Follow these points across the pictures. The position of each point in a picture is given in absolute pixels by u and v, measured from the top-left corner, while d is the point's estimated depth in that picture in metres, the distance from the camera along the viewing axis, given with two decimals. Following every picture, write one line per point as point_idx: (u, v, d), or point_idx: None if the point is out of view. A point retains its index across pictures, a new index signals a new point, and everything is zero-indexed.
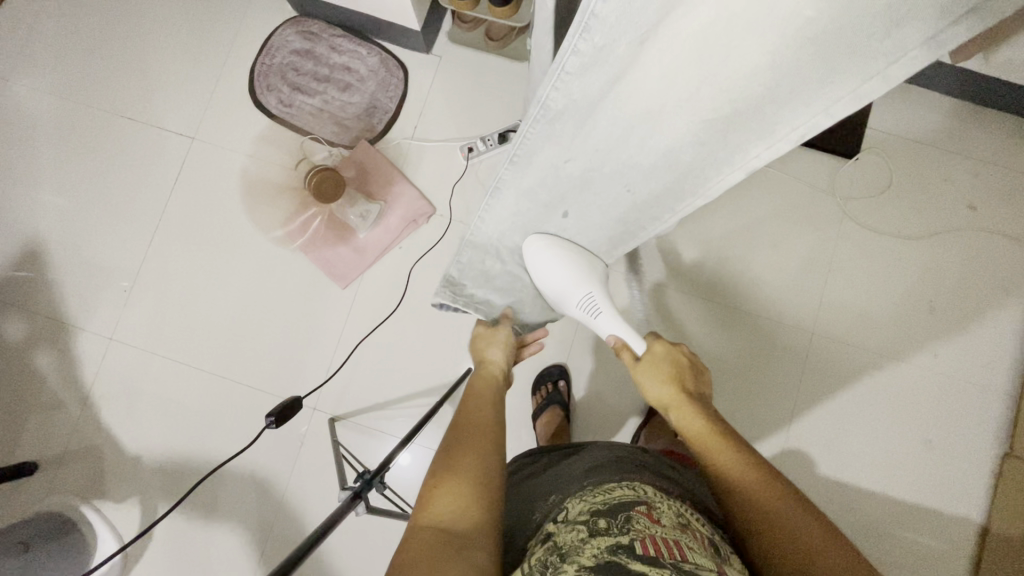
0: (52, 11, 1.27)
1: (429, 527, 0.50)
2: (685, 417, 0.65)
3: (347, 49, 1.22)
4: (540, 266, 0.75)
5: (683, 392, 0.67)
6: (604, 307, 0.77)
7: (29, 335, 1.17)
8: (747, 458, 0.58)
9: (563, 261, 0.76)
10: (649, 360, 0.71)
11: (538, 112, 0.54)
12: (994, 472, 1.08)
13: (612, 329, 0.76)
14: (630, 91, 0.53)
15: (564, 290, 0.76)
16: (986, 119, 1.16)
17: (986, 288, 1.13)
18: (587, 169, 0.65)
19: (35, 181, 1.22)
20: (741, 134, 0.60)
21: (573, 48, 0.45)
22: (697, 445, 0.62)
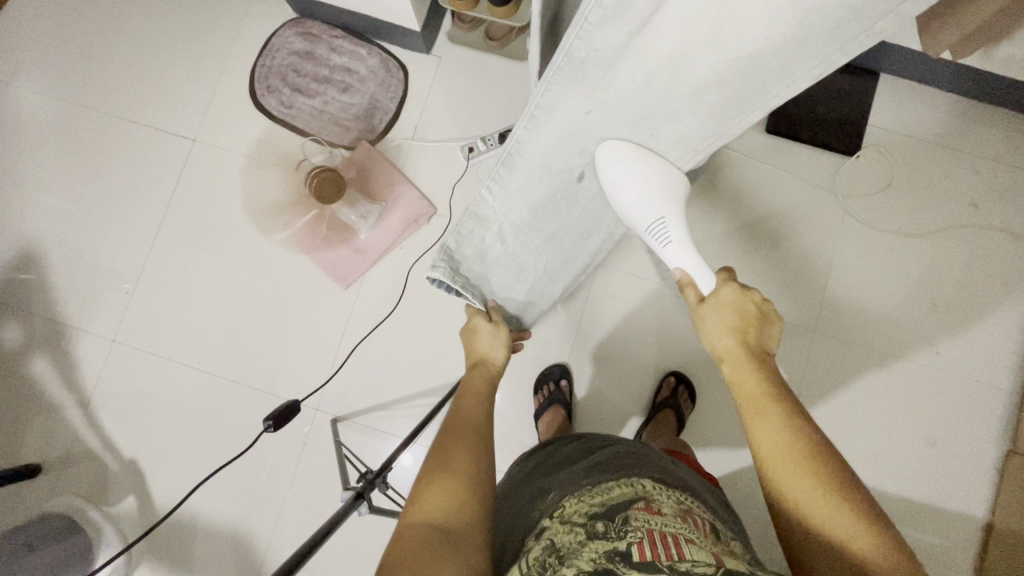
0: (52, 15, 1.27)
1: (422, 524, 0.50)
2: (745, 373, 0.58)
3: (347, 49, 1.22)
4: (613, 177, 0.67)
5: (749, 344, 0.60)
6: (676, 237, 0.68)
7: (30, 339, 1.17)
8: (805, 434, 0.52)
9: (643, 176, 0.67)
10: (716, 304, 0.62)
11: (561, 62, 0.55)
12: (998, 468, 1.08)
13: (681, 262, 0.68)
14: (650, 45, 0.54)
15: (631, 209, 0.69)
16: (987, 115, 1.16)
17: (988, 283, 1.12)
18: (609, 123, 0.64)
19: (35, 185, 1.22)
20: (758, 91, 0.61)
21: (597, 0, 0.48)
22: (756, 415, 0.54)
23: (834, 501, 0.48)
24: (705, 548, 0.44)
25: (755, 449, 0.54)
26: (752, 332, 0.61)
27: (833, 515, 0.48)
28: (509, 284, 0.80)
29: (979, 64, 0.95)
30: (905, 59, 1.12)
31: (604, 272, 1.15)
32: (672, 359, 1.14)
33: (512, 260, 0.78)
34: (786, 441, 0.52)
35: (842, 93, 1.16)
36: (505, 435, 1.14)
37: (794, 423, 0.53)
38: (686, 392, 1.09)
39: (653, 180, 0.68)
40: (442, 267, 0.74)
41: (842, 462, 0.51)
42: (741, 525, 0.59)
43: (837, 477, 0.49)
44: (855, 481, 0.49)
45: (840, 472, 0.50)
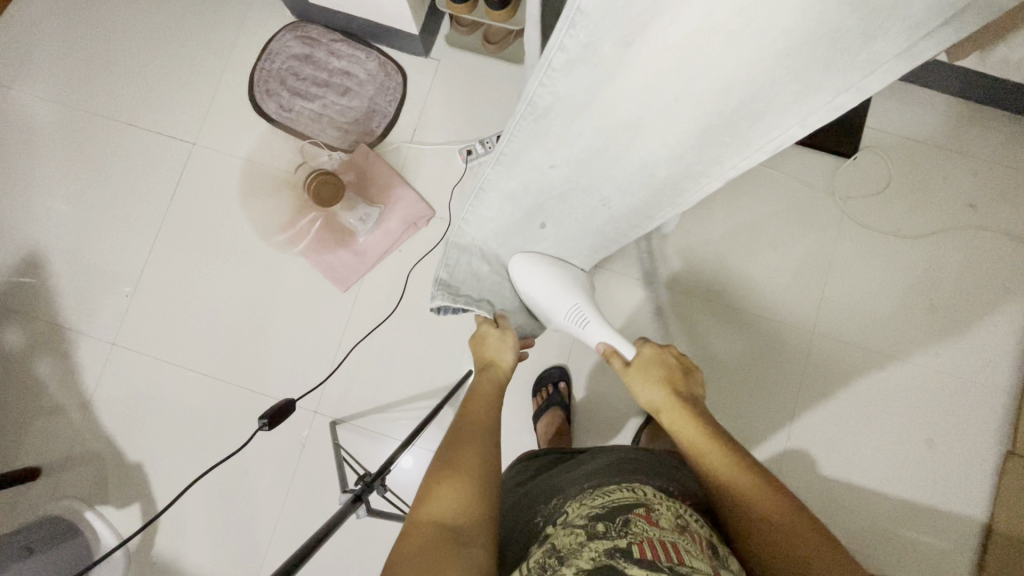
0: (53, 19, 1.28)
1: (429, 523, 0.50)
2: (677, 419, 0.63)
3: (346, 53, 1.23)
4: (525, 285, 0.77)
5: (678, 393, 0.66)
6: (592, 318, 0.78)
7: (29, 342, 1.17)
8: (744, 462, 0.57)
9: (548, 277, 0.77)
10: (638, 366, 0.71)
11: (525, 110, 0.52)
12: (997, 470, 1.08)
13: (602, 336, 0.77)
14: (613, 99, 0.52)
15: (550, 307, 0.78)
16: (984, 117, 1.16)
17: (986, 286, 1.13)
18: (569, 174, 0.63)
19: (35, 187, 1.23)
20: (727, 140, 0.60)
21: (561, 44, 0.44)
22: (701, 449, 0.59)
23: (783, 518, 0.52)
24: (702, 558, 0.45)
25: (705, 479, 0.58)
26: (680, 381, 0.68)
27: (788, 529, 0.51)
28: (503, 300, 0.81)
29: (975, 66, 0.95)
30: None
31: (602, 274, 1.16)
32: None
33: (498, 276, 0.78)
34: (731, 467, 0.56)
35: None
36: (504, 437, 1.14)
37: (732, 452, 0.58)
38: None
39: (556, 277, 0.78)
40: (440, 294, 0.75)
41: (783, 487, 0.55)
42: None
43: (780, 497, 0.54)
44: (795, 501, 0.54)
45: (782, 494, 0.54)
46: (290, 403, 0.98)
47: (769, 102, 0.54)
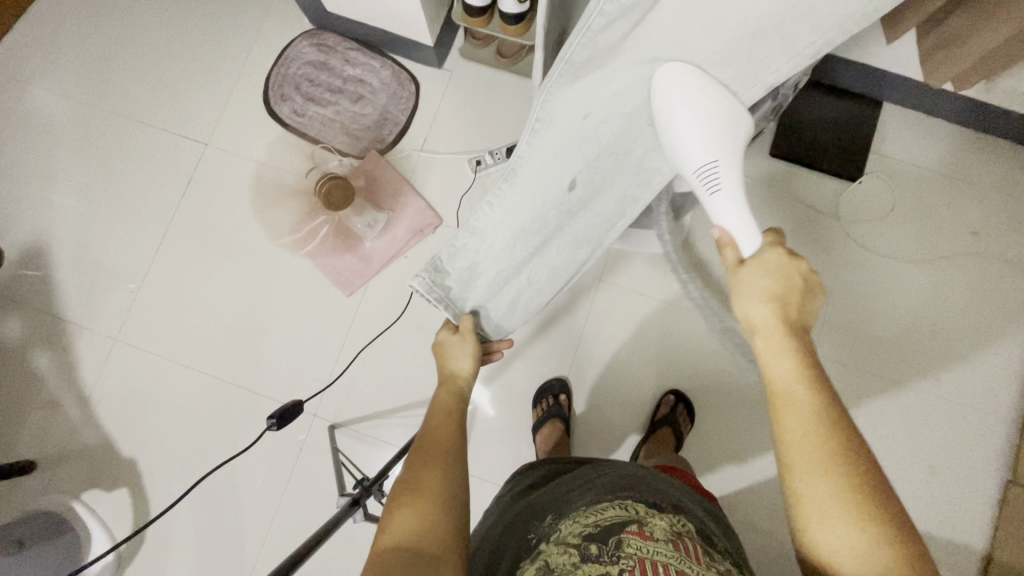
0: (75, 19, 1.31)
1: (394, 547, 0.49)
2: (774, 354, 0.53)
3: (361, 61, 1.25)
4: (669, 108, 0.60)
5: (789, 320, 0.54)
6: (726, 184, 0.65)
7: (32, 334, 1.18)
8: (838, 436, 0.48)
9: (706, 111, 0.62)
10: (756, 269, 0.57)
11: (562, 69, 0.53)
12: (998, 500, 1.07)
13: (727, 216, 0.64)
14: (648, 34, 0.53)
15: (689, 149, 0.65)
16: (988, 146, 1.17)
17: (989, 314, 1.13)
18: (604, 125, 0.62)
19: (47, 181, 1.24)
20: (760, 49, 0.59)
21: (601, 9, 0.47)
22: (788, 409, 0.50)
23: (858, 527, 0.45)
24: None
25: (782, 440, 0.50)
26: (794, 301, 0.55)
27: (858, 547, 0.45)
28: (494, 297, 0.80)
29: (981, 96, 0.97)
30: (909, 88, 1.13)
31: (607, 287, 1.16)
32: (671, 376, 1.14)
33: (494, 272, 0.76)
34: (818, 443, 0.48)
35: (846, 120, 1.18)
36: (502, 448, 1.14)
37: (825, 415, 0.49)
38: (685, 410, 1.09)
39: (716, 117, 0.63)
40: (425, 275, 0.76)
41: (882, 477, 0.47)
42: (738, 547, 0.59)
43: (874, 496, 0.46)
44: (892, 502, 0.46)
45: (879, 491, 0.46)
46: (300, 404, 0.98)
47: (805, 17, 0.56)
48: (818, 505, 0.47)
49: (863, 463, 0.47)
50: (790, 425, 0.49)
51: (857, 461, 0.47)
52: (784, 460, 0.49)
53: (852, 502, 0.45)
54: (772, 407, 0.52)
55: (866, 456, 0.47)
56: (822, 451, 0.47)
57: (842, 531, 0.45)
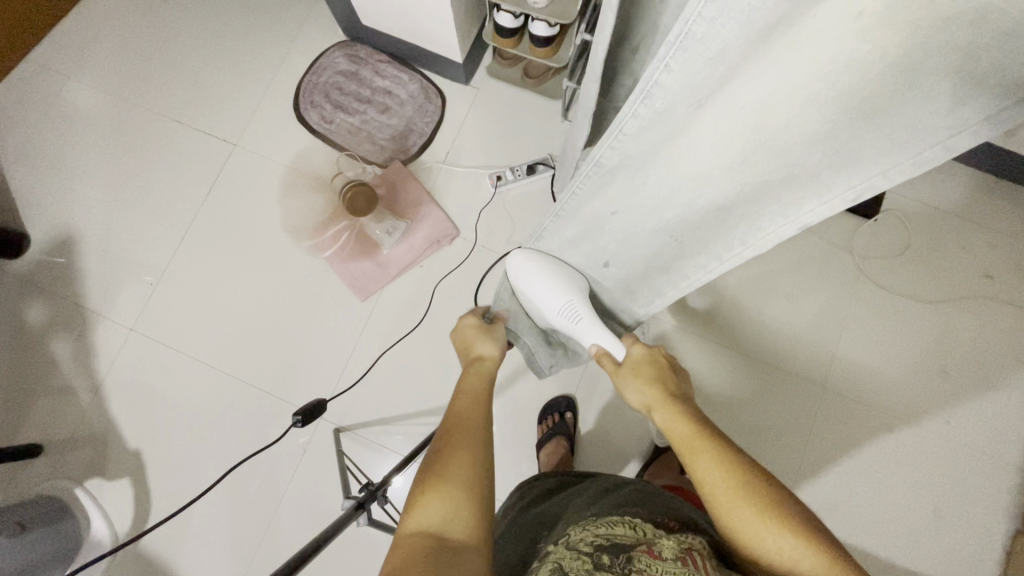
0: (119, 19, 1.35)
1: (422, 533, 0.50)
2: (668, 417, 0.62)
3: (390, 74, 1.29)
4: (523, 279, 0.82)
5: (671, 392, 0.65)
6: (584, 313, 0.79)
7: (51, 320, 1.20)
8: (738, 467, 0.54)
9: (544, 271, 0.81)
10: (631, 364, 0.70)
11: (590, 169, 0.60)
12: (1004, 548, 1.05)
13: (595, 336, 0.78)
14: (686, 153, 0.55)
15: (546, 300, 0.81)
16: (1004, 193, 1.18)
17: (999, 359, 1.12)
18: (630, 226, 0.70)
19: (78, 172, 1.27)
20: (791, 189, 0.56)
21: (634, 112, 0.49)
22: (694, 455, 0.56)
23: (790, 541, 0.49)
24: None
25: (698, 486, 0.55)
26: (669, 378, 0.67)
27: (797, 559, 0.48)
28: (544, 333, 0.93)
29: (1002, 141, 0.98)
30: None
31: None
32: None
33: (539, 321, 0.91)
34: (726, 475, 0.53)
35: None
36: (505, 463, 1.13)
37: (724, 451, 0.56)
38: None
39: (554, 275, 0.81)
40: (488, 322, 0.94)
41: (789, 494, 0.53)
42: None
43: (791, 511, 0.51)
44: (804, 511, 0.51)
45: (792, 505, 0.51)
46: (323, 404, 0.99)
47: (837, 172, 0.52)
48: (748, 534, 0.50)
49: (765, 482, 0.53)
50: (701, 471, 0.55)
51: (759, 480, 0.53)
52: (708, 503, 0.54)
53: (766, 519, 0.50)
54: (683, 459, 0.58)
55: (764, 476, 0.53)
56: (731, 482, 0.53)
57: (774, 551, 0.49)
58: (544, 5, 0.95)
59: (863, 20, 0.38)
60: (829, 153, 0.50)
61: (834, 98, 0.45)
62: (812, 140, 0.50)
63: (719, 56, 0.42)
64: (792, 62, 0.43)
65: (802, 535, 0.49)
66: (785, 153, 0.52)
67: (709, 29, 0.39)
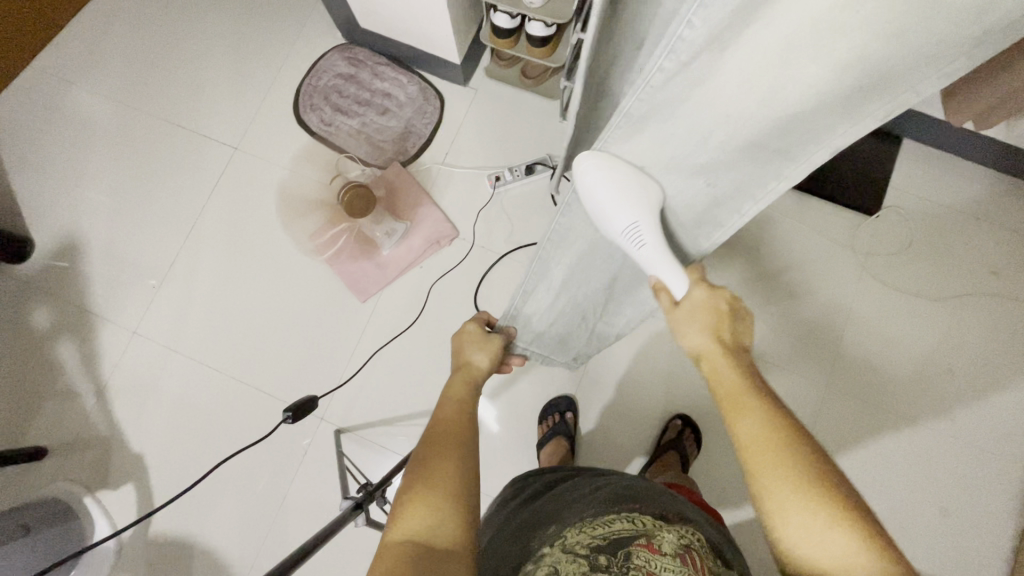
0: (122, 26, 1.37)
1: (406, 542, 0.50)
2: (715, 365, 0.57)
3: (389, 76, 1.29)
4: (590, 192, 0.63)
5: (726, 343, 0.59)
6: (651, 241, 0.63)
7: (55, 324, 1.21)
8: (784, 427, 0.50)
9: (618, 183, 0.61)
10: (691, 306, 0.61)
11: (620, 120, 0.56)
12: (1012, 547, 1.04)
13: (657, 266, 0.64)
14: (715, 97, 0.52)
15: (609, 215, 0.63)
16: (1009, 188, 1.17)
17: (1006, 356, 1.11)
18: (665, 176, 0.64)
19: (81, 177, 1.29)
20: (820, 119, 0.54)
21: (659, 66, 0.49)
22: (738, 411, 0.53)
23: (823, 514, 0.46)
24: None
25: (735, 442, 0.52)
26: (727, 323, 0.60)
27: (825, 532, 0.45)
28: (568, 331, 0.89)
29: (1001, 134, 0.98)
30: (930, 126, 1.15)
31: None
32: (679, 402, 1.13)
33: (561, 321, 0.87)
34: (767, 434, 0.50)
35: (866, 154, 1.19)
36: (505, 463, 1.13)
37: (771, 412, 0.52)
38: (692, 435, 1.09)
39: (626, 188, 0.62)
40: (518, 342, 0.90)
41: (829, 461, 0.49)
42: (736, 545, 0.59)
43: (828, 480, 0.47)
44: (844, 485, 0.47)
45: (829, 474, 0.48)
46: (315, 399, 0.99)
47: (869, 88, 0.51)
48: (774, 499, 0.48)
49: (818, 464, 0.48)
50: (742, 428, 0.52)
51: (801, 445, 0.49)
52: (742, 461, 0.51)
53: (813, 505, 0.46)
54: (723, 414, 0.54)
55: (807, 440, 0.50)
56: (772, 444, 0.49)
57: (802, 523, 0.46)
58: (539, 5, 0.95)
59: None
60: (856, 74, 0.49)
61: (857, 25, 0.44)
62: (839, 67, 0.48)
63: (739, 6, 0.43)
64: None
65: (840, 507, 0.46)
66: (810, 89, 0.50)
67: None
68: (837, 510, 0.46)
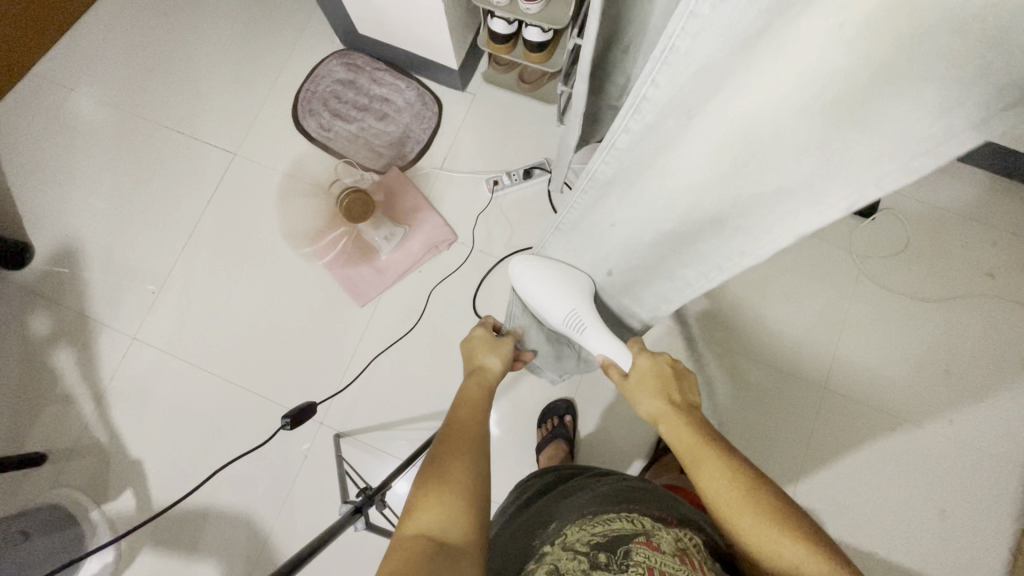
0: (121, 32, 1.38)
1: (421, 535, 0.50)
2: (674, 426, 0.62)
3: (387, 82, 1.30)
4: (526, 287, 0.81)
5: (676, 403, 0.65)
6: (589, 323, 0.77)
7: (54, 330, 1.21)
8: (740, 471, 0.55)
9: (547, 278, 0.79)
10: (639, 375, 0.69)
11: (586, 183, 0.62)
12: (1011, 548, 1.04)
13: (601, 346, 0.76)
14: (687, 155, 0.54)
15: (549, 308, 0.79)
16: (1005, 189, 1.18)
17: (1002, 357, 1.12)
18: (629, 238, 0.70)
19: (81, 183, 1.29)
20: (781, 201, 0.54)
21: (625, 126, 0.52)
22: (699, 464, 0.57)
23: (794, 544, 0.48)
24: None
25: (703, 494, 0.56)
26: (673, 386, 0.67)
27: (801, 561, 0.48)
28: (560, 349, 0.92)
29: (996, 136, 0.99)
30: None
31: None
32: None
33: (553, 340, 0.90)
34: (727, 480, 0.54)
35: None
36: (505, 466, 1.13)
37: (726, 458, 0.56)
38: None
39: (557, 281, 0.79)
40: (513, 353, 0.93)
41: (788, 496, 0.53)
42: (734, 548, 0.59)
43: (790, 513, 0.51)
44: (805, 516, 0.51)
45: (789, 508, 0.51)
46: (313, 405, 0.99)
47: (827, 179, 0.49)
48: (749, 540, 0.51)
49: (764, 485, 0.54)
50: (706, 479, 0.56)
51: (758, 485, 0.53)
52: (713, 512, 0.54)
53: (777, 531, 0.50)
54: (687, 472, 0.58)
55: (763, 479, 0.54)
56: (733, 488, 0.53)
57: (778, 555, 0.49)
58: (535, 11, 0.96)
59: (845, 31, 0.38)
60: (824, 153, 0.47)
61: (818, 104, 0.43)
62: (802, 145, 0.48)
63: (701, 70, 0.44)
64: (776, 62, 0.42)
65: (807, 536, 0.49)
66: (775, 163, 0.50)
67: (691, 44, 0.42)
68: (804, 539, 0.48)
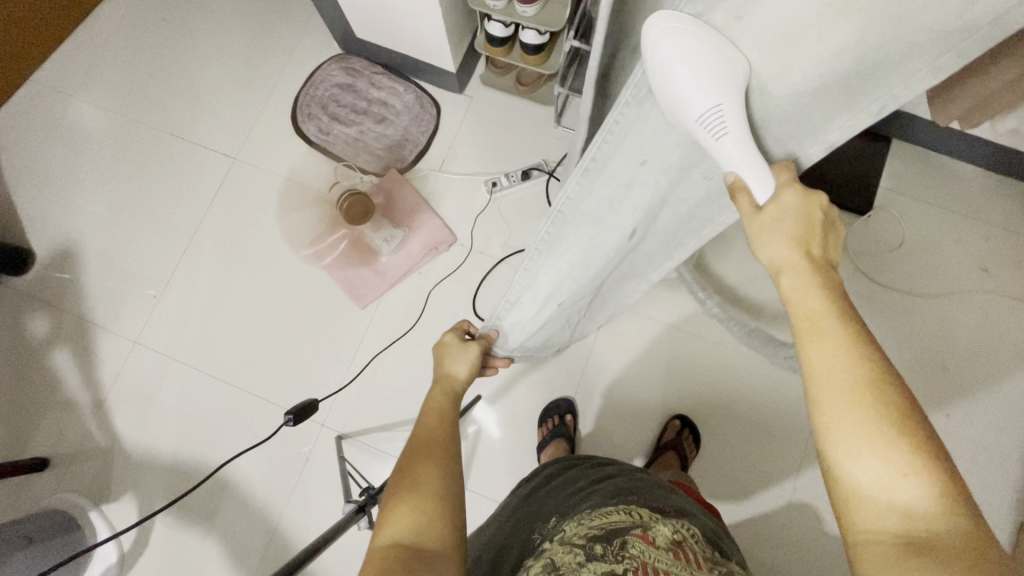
0: (120, 39, 1.38)
1: (393, 544, 0.50)
2: (799, 287, 0.48)
3: (386, 85, 1.31)
4: (662, 64, 0.45)
5: (814, 257, 0.49)
6: (734, 128, 0.47)
7: (55, 335, 1.21)
8: (872, 366, 0.43)
9: (701, 53, 0.44)
10: (777, 212, 0.50)
11: (630, 94, 0.50)
12: (1009, 541, 1.04)
13: (733, 162, 0.50)
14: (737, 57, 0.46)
15: (681, 95, 0.46)
16: (998, 186, 1.19)
17: (998, 351, 1.13)
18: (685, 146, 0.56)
19: (80, 189, 1.30)
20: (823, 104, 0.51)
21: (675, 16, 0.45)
22: (819, 338, 0.45)
23: (906, 465, 0.40)
24: None
25: (807, 371, 0.46)
26: (819, 236, 0.50)
27: (898, 483, 0.40)
28: (553, 335, 0.87)
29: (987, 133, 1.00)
30: (919, 126, 1.17)
31: None
32: (677, 403, 1.14)
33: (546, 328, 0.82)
34: (851, 369, 0.43)
35: (857, 154, 1.21)
36: (505, 466, 1.14)
37: (859, 344, 0.44)
38: (691, 435, 1.09)
39: (714, 58, 0.44)
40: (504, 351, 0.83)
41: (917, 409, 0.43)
42: (733, 540, 0.60)
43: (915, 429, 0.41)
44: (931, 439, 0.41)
45: (917, 423, 0.41)
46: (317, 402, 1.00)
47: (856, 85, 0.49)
48: (842, 439, 0.43)
49: (908, 408, 0.42)
50: (818, 360, 0.45)
51: (891, 390, 0.42)
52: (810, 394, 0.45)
53: (888, 447, 0.41)
54: (796, 338, 0.47)
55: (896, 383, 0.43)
56: (856, 381, 0.43)
57: (871, 468, 0.41)
58: (532, 14, 0.97)
59: None
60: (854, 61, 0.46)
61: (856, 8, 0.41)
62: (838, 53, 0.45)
63: None
64: None
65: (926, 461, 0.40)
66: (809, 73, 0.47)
67: None
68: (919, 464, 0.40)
